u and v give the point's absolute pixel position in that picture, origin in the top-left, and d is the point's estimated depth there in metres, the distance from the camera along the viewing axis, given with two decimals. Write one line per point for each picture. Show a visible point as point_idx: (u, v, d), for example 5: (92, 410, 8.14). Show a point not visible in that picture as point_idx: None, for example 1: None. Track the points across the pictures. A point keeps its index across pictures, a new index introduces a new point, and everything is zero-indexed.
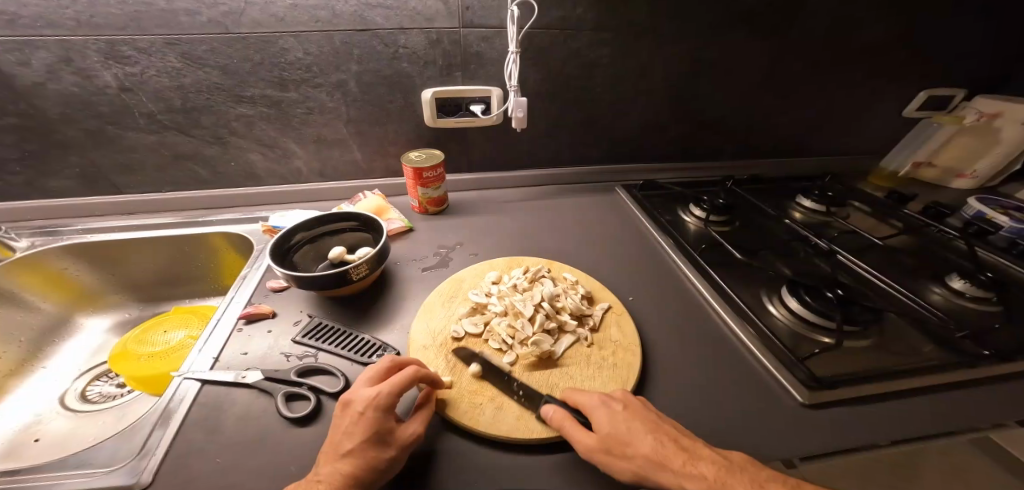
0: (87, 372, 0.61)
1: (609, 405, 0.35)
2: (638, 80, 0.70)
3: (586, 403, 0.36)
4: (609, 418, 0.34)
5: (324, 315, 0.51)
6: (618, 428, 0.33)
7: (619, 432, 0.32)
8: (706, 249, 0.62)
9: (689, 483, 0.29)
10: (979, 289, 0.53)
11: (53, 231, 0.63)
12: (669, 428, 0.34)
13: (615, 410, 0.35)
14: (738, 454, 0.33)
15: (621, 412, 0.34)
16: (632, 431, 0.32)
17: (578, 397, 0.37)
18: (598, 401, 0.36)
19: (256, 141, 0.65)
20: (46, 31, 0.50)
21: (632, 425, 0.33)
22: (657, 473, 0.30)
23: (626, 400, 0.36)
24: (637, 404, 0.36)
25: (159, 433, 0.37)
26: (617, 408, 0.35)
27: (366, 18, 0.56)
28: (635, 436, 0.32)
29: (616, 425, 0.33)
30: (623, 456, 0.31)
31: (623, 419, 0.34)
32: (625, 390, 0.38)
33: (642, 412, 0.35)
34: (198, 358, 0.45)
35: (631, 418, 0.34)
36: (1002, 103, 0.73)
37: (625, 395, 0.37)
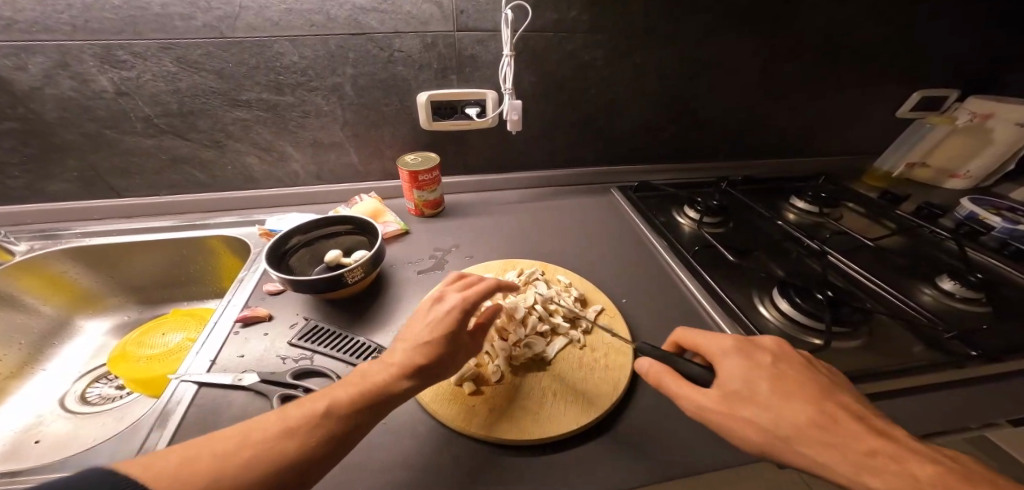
0: (87, 374, 0.61)
1: (752, 356, 0.33)
2: (633, 83, 0.71)
3: (714, 351, 0.35)
4: (744, 372, 0.32)
5: (320, 318, 0.52)
6: (754, 385, 0.31)
7: (754, 393, 0.30)
8: (701, 250, 0.62)
9: (871, 472, 0.25)
10: (968, 289, 0.53)
11: (52, 234, 0.64)
12: (829, 397, 0.30)
13: (756, 365, 0.32)
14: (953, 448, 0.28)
15: (768, 368, 0.32)
16: (773, 394, 0.30)
17: (703, 344, 0.36)
18: (738, 351, 0.34)
19: (252, 144, 0.65)
20: (42, 35, 0.50)
21: (774, 386, 0.31)
22: (799, 441, 0.28)
23: (777, 357, 0.33)
24: (788, 364, 0.33)
25: (156, 435, 0.37)
26: (765, 363, 0.32)
27: (360, 22, 0.56)
28: (784, 401, 0.30)
29: (754, 384, 0.31)
30: (755, 417, 0.30)
31: (762, 375, 0.31)
32: (778, 341, 0.35)
33: (793, 375, 0.32)
34: (195, 361, 0.45)
35: (776, 380, 0.31)
36: (995, 103, 0.74)
37: (779, 348, 0.35)
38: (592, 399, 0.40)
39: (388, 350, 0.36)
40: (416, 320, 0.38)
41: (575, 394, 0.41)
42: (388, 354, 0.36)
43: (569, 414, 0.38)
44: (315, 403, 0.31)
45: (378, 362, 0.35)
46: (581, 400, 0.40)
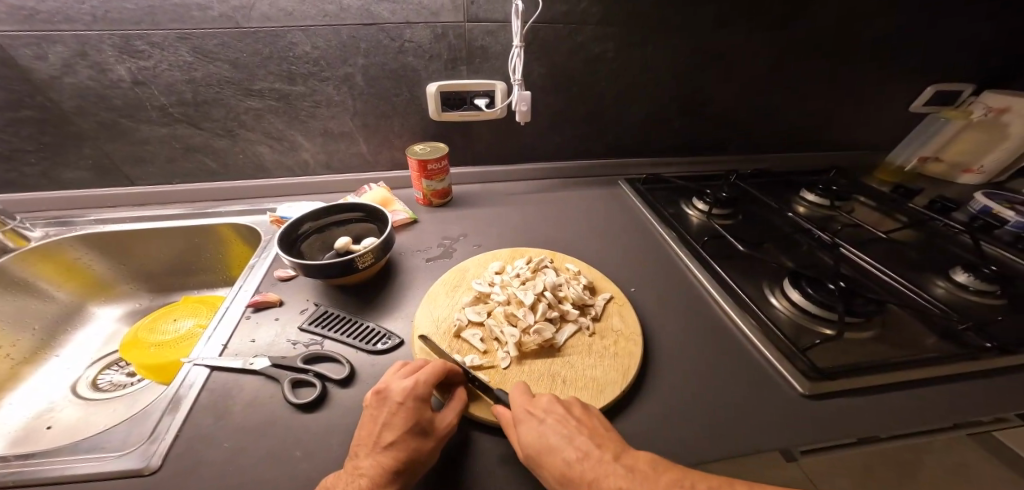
0: (98, 361, 0.62)
1: (534, 416, 0.34)
2: (643, 75, 0.71)
3: (514, 414, 0.35)
4: (530, 434, 0.33)
5: (330, 304, 0.52)
6: (532, 445, 0.32)
7: (538, 450, 0.32)
8: (711, 241, 0.62)
9: None
10: (982, 281, 0.52)
11: (66, 222, 0.65)
12: (584, 440, 0.32)
13: (538, 423, 0.33)
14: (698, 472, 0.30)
15: (543, 425, 0.33)
16: (549, 449, 0.31)
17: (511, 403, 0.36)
18: (526, 411, 0.35)
19: (264, 133, 0.66)
20: (63, 25, 0.51)
21: (549, 443, 0.32)
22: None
23: (556, 407, 0.35)
24: (563, 413, 0.34)
25: (168, 418, 0.38)
26: (539, 420, 0.34)
27: (372, 12, 0.57)
28: (550, 455, 0.31)
29: (535, 444, 0.32)
30: (542, 479, 0.31)
31: (542, 432, 0.33)
32: (553, 393, 0.36)
33: (565, 422, 0.33)
34: (207, 346, 0.46)
35: (551, 434, 0.32)
36: (1011, 98, 0.72)
37: (552, 401, 0.35)
38: (601, 384, 0.40)
39: (388, 409, 0.34)
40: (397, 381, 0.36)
41: (583, 379, 0.41)
42: (391, 413, 0.34)
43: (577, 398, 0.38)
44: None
45: (385, 427, 0.33)
46: (589, 386, 0.40)
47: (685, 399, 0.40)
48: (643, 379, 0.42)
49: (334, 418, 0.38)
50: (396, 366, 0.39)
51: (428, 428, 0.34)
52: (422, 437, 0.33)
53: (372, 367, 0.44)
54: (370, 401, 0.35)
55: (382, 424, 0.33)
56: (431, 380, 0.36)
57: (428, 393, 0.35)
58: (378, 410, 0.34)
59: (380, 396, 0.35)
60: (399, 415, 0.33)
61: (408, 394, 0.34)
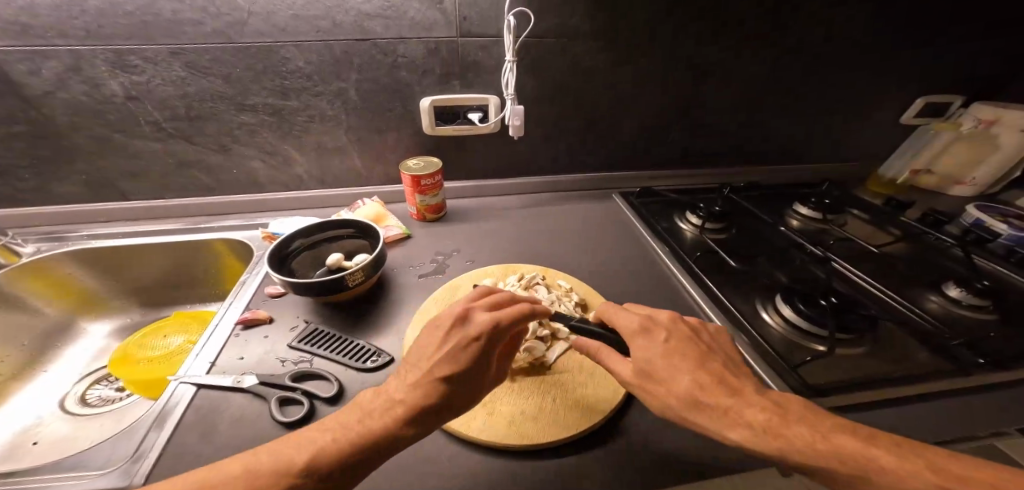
0: (87, 376, 0.61)
1: (652, 335, 0.37)
2: (636, 88, 0.71)
3: (628, 331, 0.38)
4: (648, 350, 0.36)
5: (321, 321, 0.51)
6: (649, 357, 0.35)
7: (657, 366, 0.35)
8: (703, 257, 0.61)
9: (733, 430, 0.30)
10: (974, 296, 0.52)
11: (59, 237, 0.64)
12: (719, 367, 0.34)
13: (660, 343, 0.36)
14: (789, 399, 0.32)
15: (664, 346, 0.36)
16: (673, 368, 0.34)
17: (619, 322, 0.39)
18: (644, 330, 0.38)
19: (258, 148, 0.66)
20: (57, 40, 0.51)
21: (674, 361, 0.34)
22: (691, 410, 0.32)
23: (682, 333, 0.37)
24: (690, 339, 0.37)
25: (153, 436, 0.37)
26: (660, 341, 0.36)
27: (365, 27, 0.57)
28: (671, 371, 0.34)
29: (654, 359, 0.35)
30: (653, 397, 0.34)
31: (665, 351, 0.35)
32: (673, 318, 0.39)
33: (694, 349, 0.36)
34: (195, 362, 0.45)
35: (674, 354, 0.35)
36: (1000, 110, 0.73)
37: (674, 325, 0.38)
38: (591, 403, 0.40)
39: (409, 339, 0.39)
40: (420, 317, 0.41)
41: (573, 397, 0.41)
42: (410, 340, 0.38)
43: (567, 418, 0.38)
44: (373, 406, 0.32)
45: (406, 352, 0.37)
46: (579, 405, 0.40)
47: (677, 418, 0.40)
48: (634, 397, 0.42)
49: None
50: None
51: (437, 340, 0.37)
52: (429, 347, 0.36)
53: (361, 385, 0.43)
54: None
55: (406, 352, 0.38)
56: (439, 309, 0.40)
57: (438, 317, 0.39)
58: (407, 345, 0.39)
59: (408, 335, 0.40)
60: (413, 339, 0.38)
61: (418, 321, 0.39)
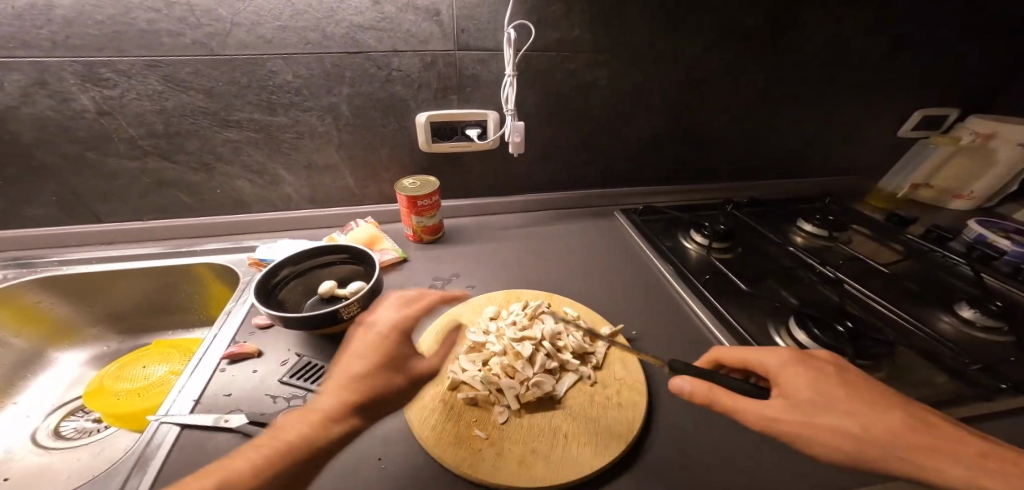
0: (60, 408, 0.57)
1: (812, 367, 0.34)
2: (638, 101, 0.69)
3: (778, 366, 0.35)
4: (811, 383, 0.33)
5: (313, 354, 0.49)
6: (810, 393, 0.32)
7: (816, 401, 0.32)
8: (712, 279, 0.60)
9: (934, 474, 0.28)
10: (989, 318, 0.52)
11: (28, 263, 0.60)
12: (883, 400, 0.32)
13: (814, 377, 0.33)
14: (989, 443, 0.30)
15: (819, 380, 0.33)
16: (841, 402, 0.31)
17: (763, 359, 0.36)
18: (795, 360, 0.35)
19: (243, 167, 0.63)
20: (19, 51, 0.47)
21: (840, 395, 0.32)
22: (873, 452, 0.29)
23: (834, 367, 0.35)
24: (847, 372, 0.34)
25: (135, 481, 0.34)
26: (819, 374, 0.33)
27: (357, 40, 0.54)
28: (839, 407, 0.31)
29: (809, 395, 0.32)
30: (813, 440, 0.30)
31: (827, 384, 0.33)
32: (829, 353, 0.36)
33: (853, 382, 0.33)
34: (178, 400, 0.42)
35: (836, 389, 0.32)
36: (998, 123, 0.73)
37: (831, 359, 0.36)
38: (606, 439, 0.38)
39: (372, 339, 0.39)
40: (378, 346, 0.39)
41: (586, 434, 0.38)
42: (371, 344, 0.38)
43: (581, 458, 0.36)
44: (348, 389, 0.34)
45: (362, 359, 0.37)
46: (594, 442, 0.38)
47: (693, 455, 0.38)
48: (648, 431, 0.40)
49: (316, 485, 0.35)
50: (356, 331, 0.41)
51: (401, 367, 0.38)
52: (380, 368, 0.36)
53: None
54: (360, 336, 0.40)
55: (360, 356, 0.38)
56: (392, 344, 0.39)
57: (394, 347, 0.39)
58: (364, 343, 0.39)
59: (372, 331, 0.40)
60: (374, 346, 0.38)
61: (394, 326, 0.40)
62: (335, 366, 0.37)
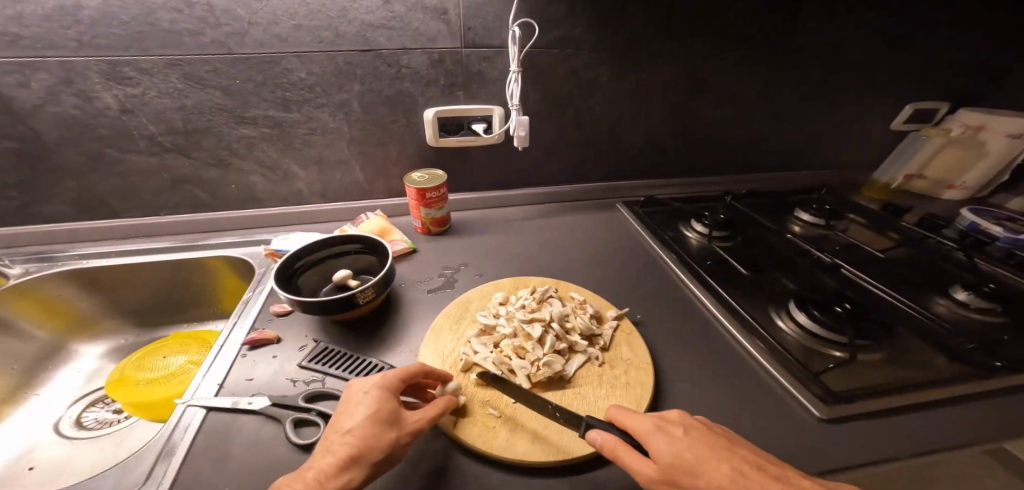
0: (83, 398, 0.59)
1: (669, 431, 0.31)
2: (638, 97, 0.72)
3: (642, 431, 0.32)
4: (672, 445, 0.30)
5: (330, 339, 0.50)
6: (681, 460, 0.29)
7: (689, 462, 0.29)
8: (712, 265, 0.62)
9: None
10: (982, 300, 0.53)
11: (48, 257, 0.62)
12: (747, 453, 0.30)
13: (678, 436, 0.31)
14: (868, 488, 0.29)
15: (686, 438, 0.30)
16: (705, 461, 0.29)
17: (629, 424, 0.33)
18: (656, 425, 0.32)
19: (257, 162, 0.65)
20: (47, 52, 0.49)
21: (702, 455, 0.29)
22: None
23: (689, 422, 0.33)
24: (702, 426, 0.33)
25: (163, 466, 0.35)
26: (680, 434, 0.31)
27: (368, 38, 0.56)
28: (706, 468, 0.29)
29: (683, 454, 0.29)
30: None
31: (688, 444, 0.30)
32: (679, 409, 0.34)
33: (709, 434, 0.32)
34: (202, 385, 0.44)
35: (699, 446, 0.30)
36: (987, 116, 0.76)
37: (683, 416, 0.33)
38: None
39: (353, 397, 0.35)
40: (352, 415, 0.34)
41: (597, 411, 0.40)
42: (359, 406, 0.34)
43: None
44: (345, 409, 0.34)
45: (348, 415, 0.33)
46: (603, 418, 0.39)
47: None
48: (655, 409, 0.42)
49: None
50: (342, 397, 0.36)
51: (394, 420, 0.33)
52: (378, 427, 0.32)
53: None
54: (342, 404, 0.35)
55: (349, 411, 0.33)
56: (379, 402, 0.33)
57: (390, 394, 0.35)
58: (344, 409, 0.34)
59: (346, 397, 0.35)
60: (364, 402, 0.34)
61: (373, 386, 0.35)
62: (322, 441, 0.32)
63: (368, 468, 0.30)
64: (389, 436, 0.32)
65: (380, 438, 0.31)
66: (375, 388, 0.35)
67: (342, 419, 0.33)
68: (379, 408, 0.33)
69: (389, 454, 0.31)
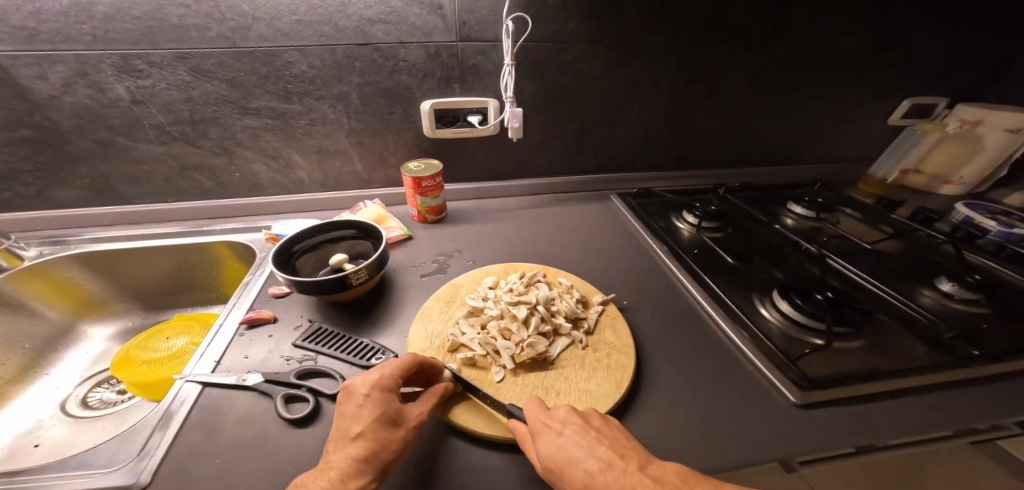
0: (89, 379, 0.61)
1: (550, 429, 0.33)
2: (631, 91, 0.73)
3: (529, 430, 0.34)
4: (547, 446, 0.32)
5: (324, 320, 0.52)
6: (552, 460, 0.31)
7: (559, 463, 0.31)
8: (700, 254, 0.63)
9: None
10: (967, 291, 0.54)
11: (60, 241, 0.65)
12: (607, 450, 0.31)
13: (556, 435, 0.33)
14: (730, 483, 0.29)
15: (560, 437, 0.32)
16: (568, 462, 0.30)
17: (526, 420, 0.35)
18: (540, 425, 0.34)
19: (260, 151, 0.67)
20: (63, 45, 0.52)
21: (569, 454, 0.31)
22: None
23: (570, 419, 0.34)
24: (582, 422, 0.34)
25: (158, 436, 0.37)
26: (557, 433, 0.33)
27: (366, 32, 0.58)
28: (570, 469, 0.30)
29: (553, 455, 0.31)
30: None
31: (560, 444, 0.32)
32: (568, 405, 0.36)
33: (585, 431, 0.33)
34: (200, 362, 0.45)
35: (569, 446, 0.31)
36: (984, 110, 0.75)
37: (568, 412, 0.35)
38: (595, 396, 0.40)
39: (354, 400, 0.34)
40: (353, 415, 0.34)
41: (578, 391, 0.41)
42: (360, 406, 0.34)
43: None
44: (345, 408, 0.34)
45: (353, 418, 0.33)
46: (583, 398, 0.40)
47: (676, 410, 0.40)
48: (636, 390, 0.43)
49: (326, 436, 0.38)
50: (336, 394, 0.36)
51: (399, 418, 0.34)
52: (384, 428, 0.33)
53: None
54: (340, 399, 0.35)
55: (351, 415, 0.33)
56: (382, 404, 0.34)
57: (391, 393, 0.35)
58: (344, 407, 0.34)
59: (346, 392, 0.35)
60: (366, 405, 0.34)
61: (373, 385, 0.35)
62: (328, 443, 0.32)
63: (383, 469, 0.32)
64: (396, 435, 0.33)
65: (390, 440, 0.33)
66: (376, 390, 0.35)
67: (346, 419, 0.33)
68: (385, 409, 0.34)
69: (401, 452, 0.33)
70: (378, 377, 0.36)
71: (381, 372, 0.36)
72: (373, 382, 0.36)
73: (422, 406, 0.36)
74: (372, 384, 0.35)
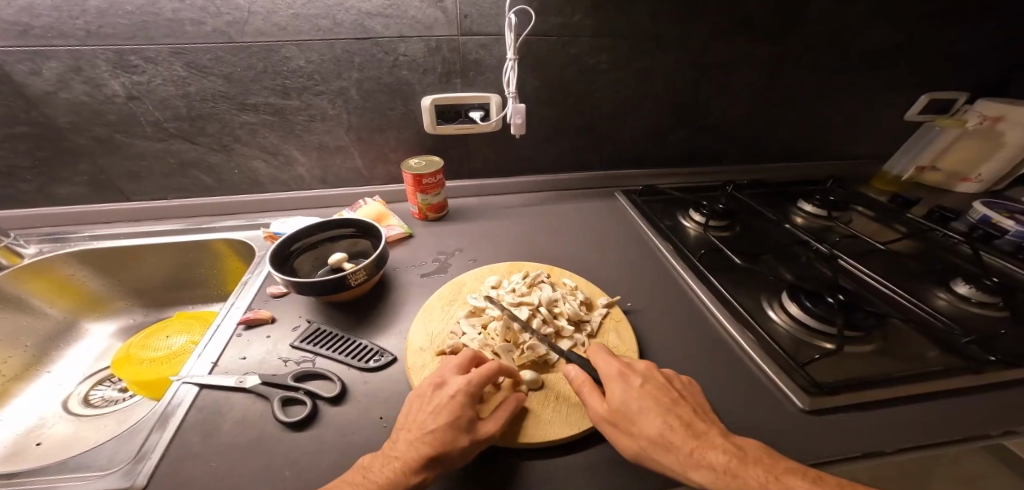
0: (90, 377, 0.61)
1: (629, 379, 0.37)
2: (638, 87, 0.71)
3: (606, 374, 0.38)
4: (625, 393, 0.35)
5: (324, 320, 0.51)
6: (627, 406, 0.34)
7: (635, 409, 0.34)
8: (706, 254, 0.61)
9: (696, 472, 0.30)
10: (984, 293, 0.52)
11: (60, 238, 0.64)
12: (684, 410, 0.34)
13: (636, 386, 0.36)
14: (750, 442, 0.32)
15: (641, 388, 0.35)
16: (645, 410, 0.33)
17: (601, 366, 0.39)
18: (617, 376, 0.37)
19: (259, 148, 0.66)
20: (57, 41, 0.51)
21: (645, 405, 0.34)
22: (660, 453, 0.31)
23: (648, 377, 0.37)
24: (661, 382, 0.37)
25: (155, 437, 0.37)
26: (637, 384, 0.36)
27: (366, 26, 0.57)
28: (645, 416, 0.33)
29: (630, 403, 0.34)
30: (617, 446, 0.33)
31: (636, 396, 0.35)
32: (649, 363, 0.39)
33: (663, 390, 0.36)
34: (197, 363, 0.45)
35: (648, 397, 0.35)
36: (1006, 107, 0.72)
37: (649, 370, 0.38)
38: None
39: (439, 398, 0.35)
40: (426, 410, 0.34)
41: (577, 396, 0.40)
42: (441, 403, 0.34)
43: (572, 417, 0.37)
44: (432, 402, 0.35)
45: (431, 415, 0.34)
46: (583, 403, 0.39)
47: None
48: None
49: (322, 440, 0.37)
50: (425, 386, 0.37)
51: (468, 426, 0.33)
52: (456, 435, 0.32)
53: (364, 384, 0.43)
54: (425, 390, 0.36)
55: (429, 412, 0.34)
56: (457, 410, 0.33)
57: (469, 401, 0.35)
58: (428, 399, 0.35)
59: (436, 386, 0.36)
60: (446, 406, 0.34)
61: (462, 390, 0.35)
62: (399, 431, 0.33)
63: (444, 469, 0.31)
64: (466, 445, 0.32)
65: (457, 445, 0.32)
66: (462, 394, 0.35)
67: (422, 414, 0.34)
68: (459, 415, 0.33)
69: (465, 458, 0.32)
70: (461, 383, 0.36)
71: (468, 379, 0.36)
72: (460, 386, 0.35)
73: (499, 420, 0.35)
74: (457, 388, 0.35)
